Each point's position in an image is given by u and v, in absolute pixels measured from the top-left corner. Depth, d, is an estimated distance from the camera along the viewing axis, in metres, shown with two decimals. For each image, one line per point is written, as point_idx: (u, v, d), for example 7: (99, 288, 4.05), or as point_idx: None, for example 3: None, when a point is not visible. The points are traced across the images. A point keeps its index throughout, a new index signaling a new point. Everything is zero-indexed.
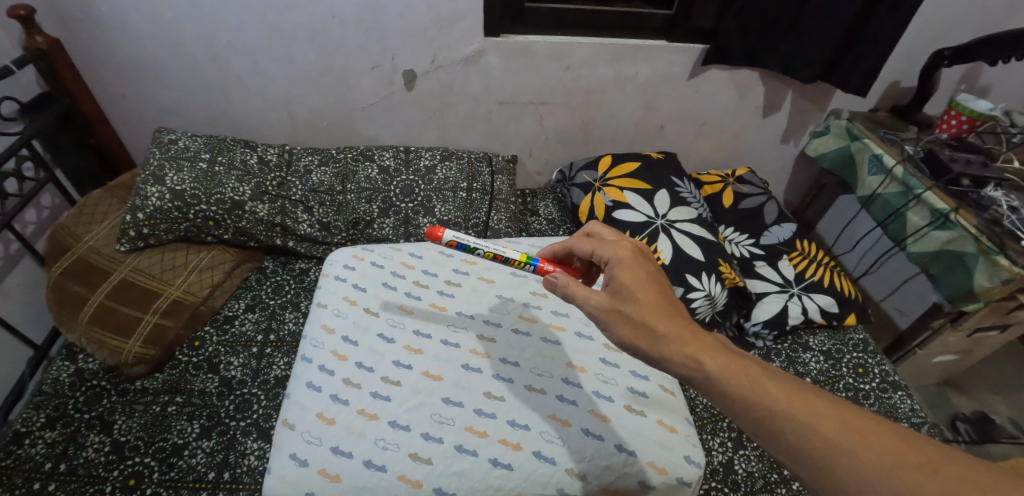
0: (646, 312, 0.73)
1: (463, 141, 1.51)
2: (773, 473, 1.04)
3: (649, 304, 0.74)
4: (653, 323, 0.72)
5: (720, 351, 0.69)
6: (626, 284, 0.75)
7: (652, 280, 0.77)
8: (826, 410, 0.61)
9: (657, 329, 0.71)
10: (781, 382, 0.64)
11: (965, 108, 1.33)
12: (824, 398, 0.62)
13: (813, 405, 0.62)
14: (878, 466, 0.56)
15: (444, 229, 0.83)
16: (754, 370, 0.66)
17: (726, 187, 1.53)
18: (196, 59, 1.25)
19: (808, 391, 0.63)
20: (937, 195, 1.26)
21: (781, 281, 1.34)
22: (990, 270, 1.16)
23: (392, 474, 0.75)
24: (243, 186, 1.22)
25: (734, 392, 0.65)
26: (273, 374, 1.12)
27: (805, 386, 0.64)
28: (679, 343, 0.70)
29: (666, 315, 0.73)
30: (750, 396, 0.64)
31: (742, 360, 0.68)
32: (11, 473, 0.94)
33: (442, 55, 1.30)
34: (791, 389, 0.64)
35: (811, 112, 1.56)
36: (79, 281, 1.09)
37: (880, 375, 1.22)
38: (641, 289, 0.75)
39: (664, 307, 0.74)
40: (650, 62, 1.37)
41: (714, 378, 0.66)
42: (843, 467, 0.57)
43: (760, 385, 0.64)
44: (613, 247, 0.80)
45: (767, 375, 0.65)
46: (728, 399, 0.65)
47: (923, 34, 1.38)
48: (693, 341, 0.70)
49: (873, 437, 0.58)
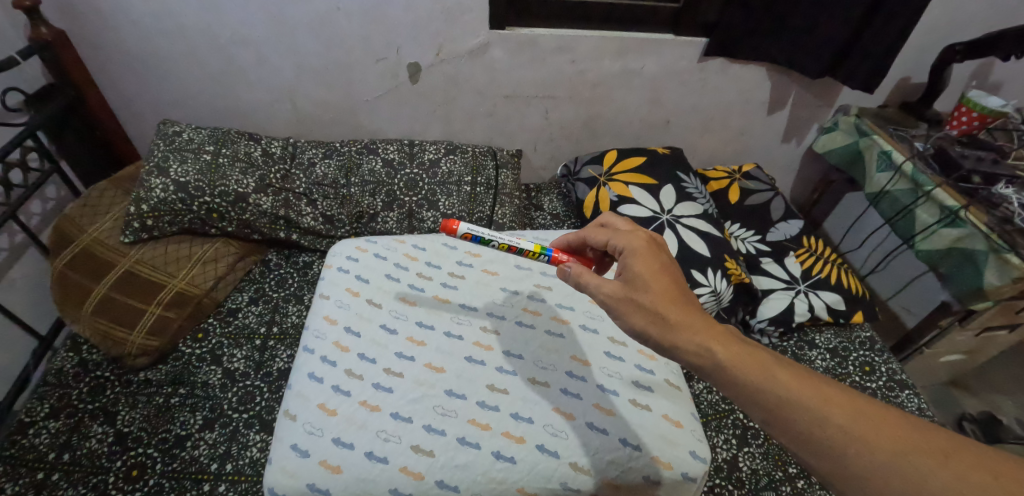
0: (658, 301, 0.72)
1: (467, 135, 1.51)
2: (778, 471, 1.03)
3: (663, 294, 0.72)
4: (664, 312, 0.71)
5: (731, 340, 0.68)
6: (640, 274, 0.74)
7: (665, 270, 0.75)
8: (838, 398, 0.60)
9: (667, 318, 0.71)
10: (793, 371, 0.64)
11: (977, 105, 1.30)
12: (835, 386, 0.61)
13: (825, 393, 0.61)
14: (887, 454, 0.55)
15: (458, 222, 0.83)
16: (765, 359, 0.65)
17: (733, 183, 1.52)
18: (200, 51, 1.25)
19: (819, 380, 0.62)
20: (947, 192, 1.25)
21: (788, 278, 1.32)
22: (1000, 268, 1.14)
23: (393, 466, 0.75)
24: (247, 178, 1.22)
25: (742, 381, 0.64)
26: (276, 366, 1.11)
27: (817, 375, 0.63)
28: (690, 333, 0.69)
29: (678, 304, 0.72)
30: (761, 385, 0.63)
31: (753, 349, 0.67)
32: (15, 463, 0.94)
33: (447, 47, 1.29)
34: (801, 377, 0.63)
35: (819, 108, 1.54)
36: (82, 272, 1.09)
37: (887, 373, 1.21)
38: (655, 279, 0.74)
39: (677, 297, 0.73)
40: (656, 56, 1.36)
41: (725, 366, 0.65)
42: (854, 456, 0.56)
43: (771, 373, 0.63)
44: (628, 237, 0.79)
45: (778, 363, 0.64)
46: (739, 388, 0.64)
47: (934, 29, 1.36)
48: (704, 330, 0.69)
49: (883, 425, 0.57)
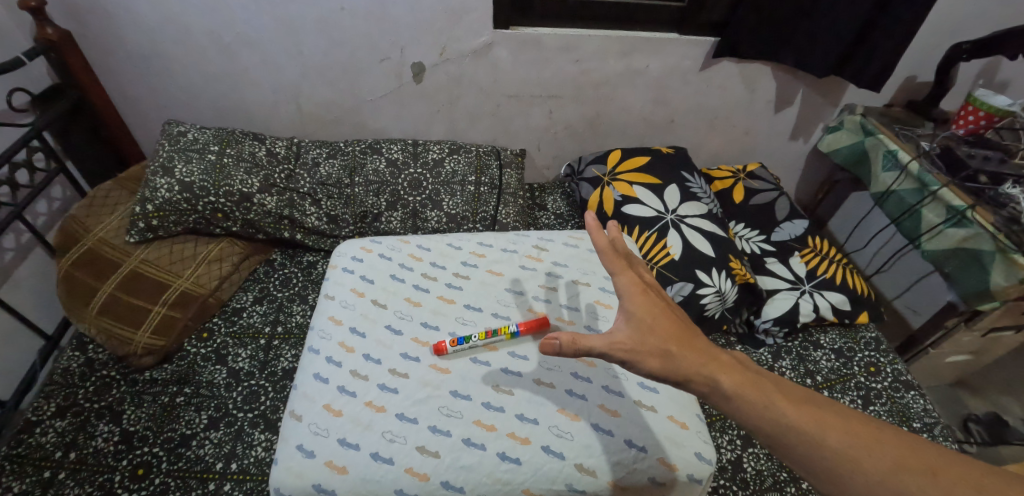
0: (664, 341, 0.70)
1: (471, 134, 1.51)
2: (782, 472, 1.03)
3: (668, 334, 0.70)
4: (671, 351, 0.69)
5: (731, 366, 0.68)
6: (642, 316, 0.71)
7: (664, 309, 0.73)
8: (833, 419, 0.61)
9: (670, 351, 0.69)
10: (790, 394, 0.64)
11: (984, 104, 1.29)
12: (829, 408, 0.62)
13: (822, 416, 0.61)
14: (883, 473, 0.56)
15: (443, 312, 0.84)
16: (764, 383, 0.65)
17: (737, 182, 1.52)
18: (205, 51, 1.25)
19: (815, 403, 0.63)
20: (953, 192, 1.24)
21: (792, 278, 1.32)
22: (1007, 268, 1.14)
23: (398, 467, 0.75)
24: (251, 178, 1.22)
25: (745, 409, 0.63)
26: (280, 365, 1.12)
27: (812, 397, 0.64)
28: (694, 362, 0.68)
29: (683, 341, 0.70)
30: (762, 410, 0.63)
31: (754, 376, 0.66)
32: (22, 462, 0.95)
33: (451, 47, 1.29)
34: (798, 400, 0.63)
35: (824, 107, 1.53)
36: (88, 272, 1.09)
37: (892, 374, 1.20)
38: (658, 321, 0.71)
39: (679, 334, 0.71)
40: (661, 55, 1.35)
41: (727, 392, 0.65)
42: (852, 477, 0.57)
43: (770, 398, 0.63)
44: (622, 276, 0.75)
45: (775, 387, 0.65)
46: (740, 412, 0.64)
47: (940, 28, 1.35)
48: (707, 359, 0.68)
49: (878, 445, 0.59)
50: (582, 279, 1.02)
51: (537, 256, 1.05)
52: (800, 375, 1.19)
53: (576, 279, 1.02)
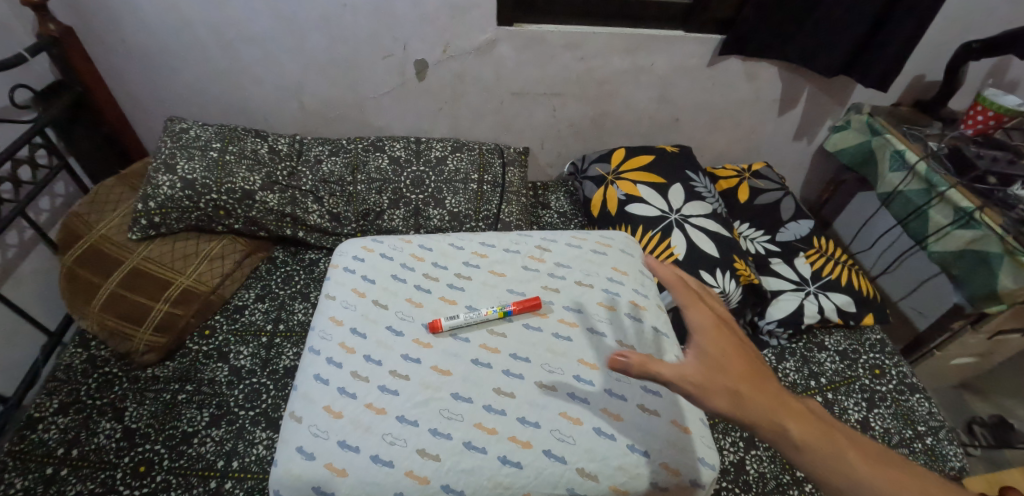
0: (734, 380, 0.68)
1: (474, 133, 1.50)
2: (785, 474, 1.03)
3: (739, 374, 0.69)
4: (742, 392, 0.67)
5: (801, 413, 0.66)
6: (716, 355, 0.70)
7: (736, 348, 0.72)
8: (905, 483, 0.61)
9: (740, 392, 0.67)
10: (861, 449, 0.64)
11: (993, 104, 1.26)
12: (901, 469, 0.62)
13: (894, 477, 0.61)
14: None
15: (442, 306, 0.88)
16: (835, 435, 0.65)
17: (742, 182, 1.51)
18: (207, 47, 1.24)
19: (887, 461, 0.63)
20: (961, 193, 1.23)
21: (797, 279, 1.31)
22: (1015, 271, 1.13)
23: (399, 470, 0.75)
24: (253, 175, 1.22)
25: (816, 460, 0.63)
26: (282, 364, 1.11)
27: (883, 453, 0.64)
28: (766, 406, 0.66)
29: (754, 382, 0.68)
30: (834, 467, 0.62)
31: (825, 427, 0.66)
32: (25, 458, 0.95)
33: (454, 44, 1.28)
34: (870, 458, 0.63)
35: (831, 106, 1.52)
36: (90, 269, 1.09)
37: (897, 376, 1.19)
38: (730, 360, 0.70)
39: (751, 374, 0.69)
40: (666, 53, 1.34)
41: (797, 442, 0.64)
42: None
43: (843, 454, 0.63)
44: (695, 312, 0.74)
45: (846, 442, 0.64)
46: (810, 464, 0.63)
47: (949, 27, 1.33)
48: (777, 405, 0.67)
49: None
50: (584, 280, 1.01)
51: (540, 257, 1.05)
52: (804, 377, 1.18)
53: (579, 280, 1.01)
